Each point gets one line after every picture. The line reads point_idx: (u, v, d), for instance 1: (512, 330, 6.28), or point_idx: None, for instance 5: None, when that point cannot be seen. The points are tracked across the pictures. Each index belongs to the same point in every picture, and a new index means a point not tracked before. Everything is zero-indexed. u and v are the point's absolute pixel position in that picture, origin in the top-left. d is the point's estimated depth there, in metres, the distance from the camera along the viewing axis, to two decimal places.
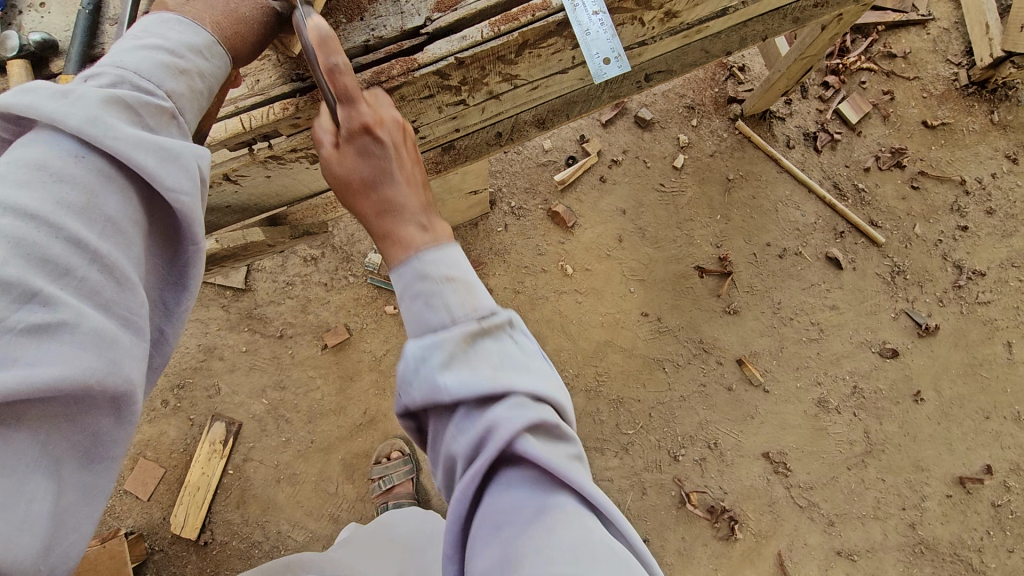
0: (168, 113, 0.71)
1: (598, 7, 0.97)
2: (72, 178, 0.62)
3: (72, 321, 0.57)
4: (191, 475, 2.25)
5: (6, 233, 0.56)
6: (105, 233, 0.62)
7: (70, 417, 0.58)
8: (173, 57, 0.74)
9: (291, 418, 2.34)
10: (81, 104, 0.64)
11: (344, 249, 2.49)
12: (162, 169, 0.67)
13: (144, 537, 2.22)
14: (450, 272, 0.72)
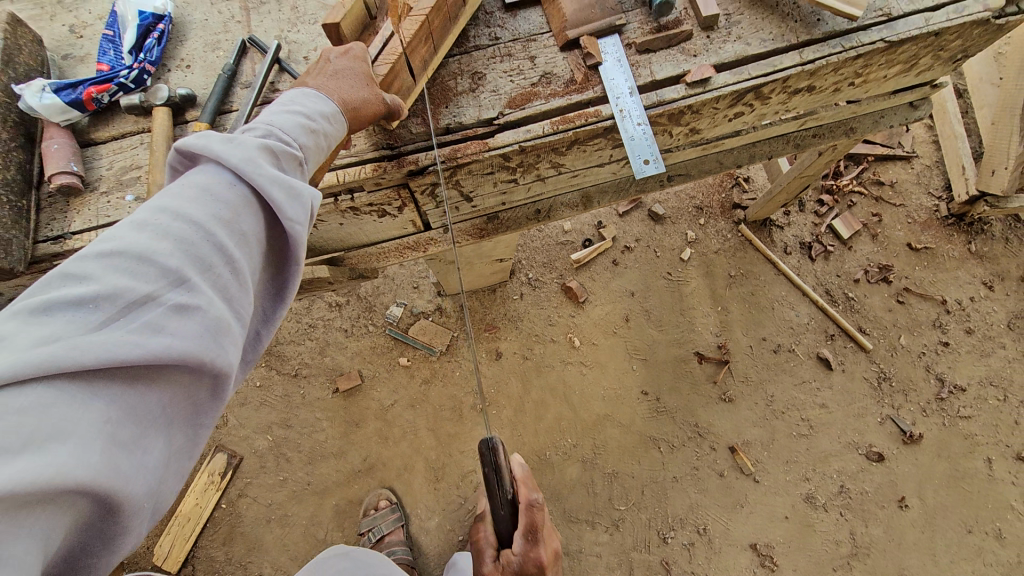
0: (298, 160, 0.89)
1: (642, 120, 1.15)
2: (220, 201, 0.78)
3: (205, 307, 0.70)
4: (184, 506, 2.27)
5: (172, 234, 0.71)
6: (238, 244, 0.78)
7: (189, 386, 0.70)
8: (307, 122, 0.92)
9: (292, 457, 2.38)
10: (240, 147, 0.81)
11: (367, 299, 2.65)
12: (287, 201, 0.82)
13: (124, 564, 2.20)
14: None
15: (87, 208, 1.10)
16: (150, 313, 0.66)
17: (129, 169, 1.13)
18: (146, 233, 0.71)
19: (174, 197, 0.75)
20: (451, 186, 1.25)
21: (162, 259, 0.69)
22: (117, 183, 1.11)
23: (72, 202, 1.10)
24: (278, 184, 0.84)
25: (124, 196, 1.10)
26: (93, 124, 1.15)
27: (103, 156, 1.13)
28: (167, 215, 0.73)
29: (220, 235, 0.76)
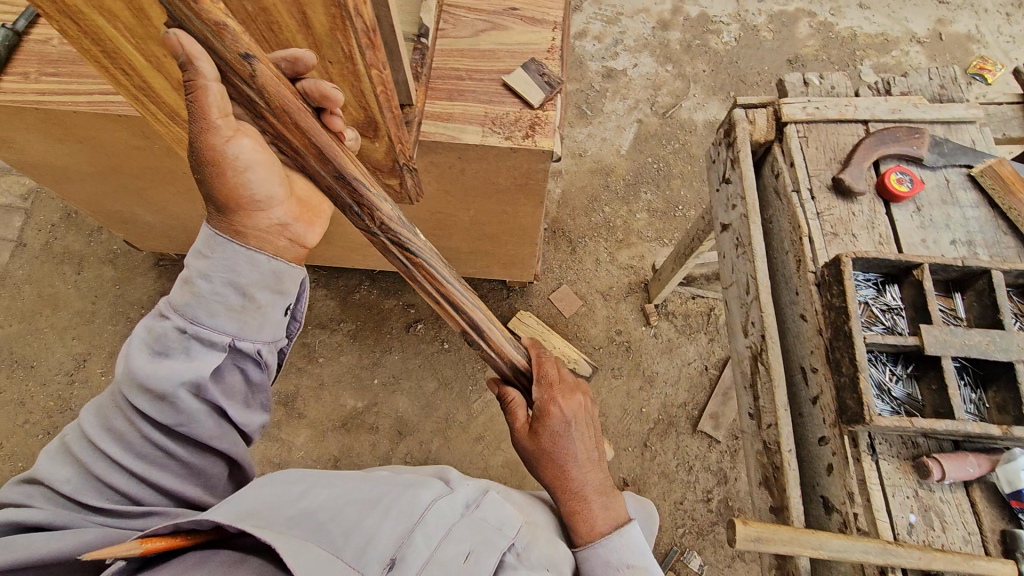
0: (212, 314, 1.05)
1: None
2: (163, 383, 1.00)
3: (127, 465, 1.05)
4: (551, 337, 2.79)
5: (84, 457, 1.04)
6: (152, 401, 1.02)
7: (161, 488, 1.09)
8: (166, 305, 1.06)
9: None
10: (142, 348, 1.03)
11: (708, 532, 2.49)
12: (180, 368, 1.02)
13: (525, 292, 2.91)
14: (630, 560, 1.34)
15: (899, 474, 1.20)
16: (83, 496, 1.03)
17: (939, 516, 1.17)
18: (64, 462, 1.05)
19: (67, 505, 1.03)
20: None
21: (92, 468, 1.04)
22: (924, 505, 1.18)
23: (903, 461, 1.21)
24: (198, 358, 1.04)
25: (913, 512, 1.17)
26: (983, 484, 1.21)
27: (951, 493, 1.19)
28: (84, 449, 1.05)
29: (110, 494, 1.05)
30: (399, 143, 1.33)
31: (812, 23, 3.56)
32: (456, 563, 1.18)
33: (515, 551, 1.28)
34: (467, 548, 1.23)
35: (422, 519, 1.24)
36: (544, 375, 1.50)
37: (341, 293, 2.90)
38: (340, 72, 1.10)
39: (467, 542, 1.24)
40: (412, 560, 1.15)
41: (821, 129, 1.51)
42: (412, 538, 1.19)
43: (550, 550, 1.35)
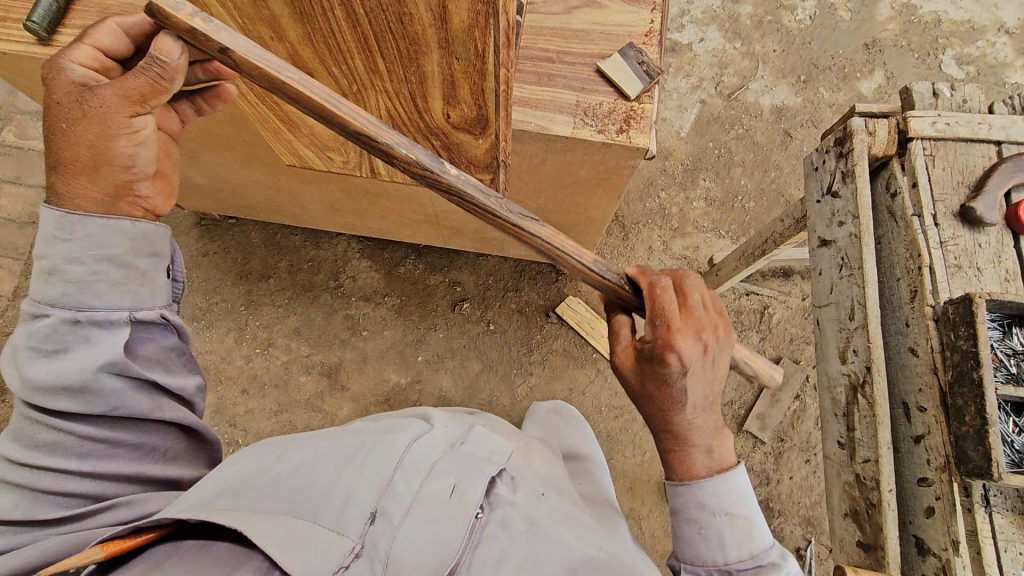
0: (99, 292, 1.08)
1: None
2: (78, 373, 1.03)
3: (74, 470, 1.06)
4: (599, 326, 2.73)
5: (21, 479, 1.03)
6: (73, 397, 1.04)
7: (117, 479, 1.12)
8: (37, 300, 1.06)
9: (613, 420, 2.64)
10: (40, 350, 1.04)
11: None
12: (92, 355, 1.05)
13: (574, 277, 2.83)
14: (733, 509, 1.21)
15: (1010, 531, 1.21)
16: (45, 513, 1.03)
17: None
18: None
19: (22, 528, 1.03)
20: None
21: (40, 487, 1.04)
22: None
23: (1014, 518, 1.22)
24: (101, 341, 1.07)
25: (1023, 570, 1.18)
26: None
27: None
28: (15, 472, 1.03)
29: (68, 502, 1.06)
30: (504, 140, 1.23)
31: (894, 3, 3.30)
32: (443, 495, 1.28)
33: (508, 476, 1.38)
34: (453, 480, 1.31)
35: (396, 464, 1.30)
36: (662, 311, 1.15)
37: (387, 266, 2.83)
38: (465, 69, 0.99)
39: (448, 475, 1.32)
40: (394, 509, 1.22)
41: (950, 147, 1.40)
42: (391, 481, 1.27)
43: (541, 473, 1.43)
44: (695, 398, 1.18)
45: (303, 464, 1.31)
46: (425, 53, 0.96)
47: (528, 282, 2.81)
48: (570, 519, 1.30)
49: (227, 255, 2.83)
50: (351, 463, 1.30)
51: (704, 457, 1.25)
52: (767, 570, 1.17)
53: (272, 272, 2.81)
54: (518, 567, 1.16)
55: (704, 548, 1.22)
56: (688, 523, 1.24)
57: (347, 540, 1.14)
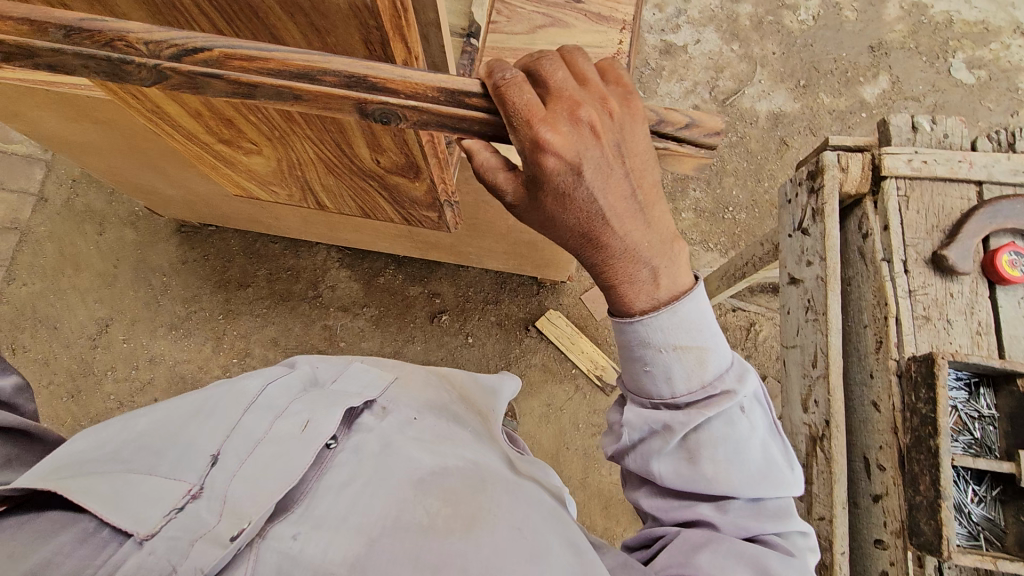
0: None
1: None
2: None
3: None
4: (580, 341, 2.68)
5: None
6: None
7: None
8: None
9: (591, 437, 2.60)
10: None
11: None
12: None
13: (556, 290, 2.76)
14: (681, 342, 0.99)
15: None
16: None
17: None
18: None
19: None
20: None
21: None
22: None
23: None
24: None
25: None
26: None
27: None
28: None
29: None
30: (441, 182, 1.18)
31: (903, 3, 3.14)
32: (296, 432, 1.06)
33: (378, 407, 1.23)
34: (308, 417, 1.09)
35: (245, 407, 1.10)
36: (510, 106, 0.82)
37: (366, 276, 2.79)
38: (383, 123, 0.93)
39: (309, 410, 1.12)
40: (239, 449, 1.02)
41: (927, 187, 1.31)
42: (240, 422, 1.07)
43: (417, 400, 1.34)
44: (610, 200, 0.92)
45: (141, 417, 1.08)
46: (338, 107, 0.91)
47: (510, 294, 2.76)
48: (440, 447, 1.13)
49: (207, 262, 2.81)
50: (193, 415, 1.08)
51: (645, 280, 0.98)
52: (720, 400, 0.99)
53: (252, 281, 2.79)
54: (365, 489, 0.96)
55: (648, 382, 1.03)
56: (640, 371, 1.03)
57: (183, 483, 0.93)
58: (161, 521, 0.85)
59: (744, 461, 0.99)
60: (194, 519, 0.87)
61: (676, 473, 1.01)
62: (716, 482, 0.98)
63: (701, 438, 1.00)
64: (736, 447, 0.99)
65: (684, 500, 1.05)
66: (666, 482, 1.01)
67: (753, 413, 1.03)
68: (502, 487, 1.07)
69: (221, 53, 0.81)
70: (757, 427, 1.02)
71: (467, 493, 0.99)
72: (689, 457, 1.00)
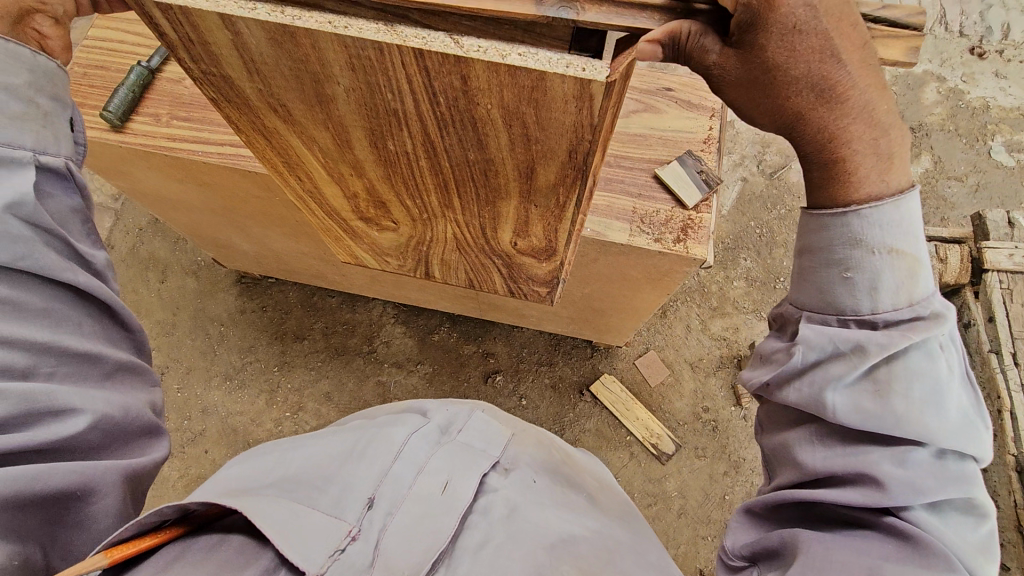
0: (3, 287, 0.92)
1: None
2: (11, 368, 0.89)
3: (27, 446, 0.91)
4: (634, 407, 2.66)
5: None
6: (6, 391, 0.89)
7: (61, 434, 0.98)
8: None
9: (646, 508, 2.54)
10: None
11: None
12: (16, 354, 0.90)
13: (610, 354, 2.77)
14: (895, 244, 0.86)
15: None
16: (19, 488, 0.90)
17: None
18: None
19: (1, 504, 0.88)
20: None
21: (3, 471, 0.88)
22: None
23: None
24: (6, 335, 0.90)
25: None
26: None
27: None
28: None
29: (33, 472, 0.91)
30: (567, 263, 1.22)
31: (940, 88, 3.28)
32: (434, 490, 1.07)
33: (501, 467, 1.22)
34: (447, 476, 1.11)
35: (395, 447, 1.13)
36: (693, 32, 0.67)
37: (421, 333, 2.82)
38: (542, 214, 0.98)
39: (447, 465, 1.13)
40: (390, 499, 1.05)
41: None
42: (389, 471, 1.08)
43: (533, 458, 1.33)
44: (846, 54, 0.73)
45: (301, 447, 1.15)
46: (504, 199, 0.95)
47: (563, 355, 2.77)
48: (565, 515, 1.14)
49: (265, 314, 2.85)
50: (350, 449, 1.14)
51: (872, 168, 0.86)
52: (928, 325, 0.85)
53: (307, 334, 2.82)
54: (502, 552, 0.99)
55: (843, 293, 0.91)
56: (830, 271, 0.91)
57: (344, 523, 0.99)
58: (327, 563, 0.91)
59: (941, 405, 0.84)
60: (352, 567, 0.93)
61: (853, 410, 0.87)
62: (908, 422, 0.84)
63: (894, 368, 0.85)
64: (935, 388, 0.84)
65: (850, 446, 0.90)
66: (842, 416, 0.87)
67: (953, 354, 0.87)
68: (630, 560, 1.09)
69: (414, 150, 0.86)
70: (956, 369, 0.87)
71: (597, 565, 1.02)
72: (878, 390, 0.86)
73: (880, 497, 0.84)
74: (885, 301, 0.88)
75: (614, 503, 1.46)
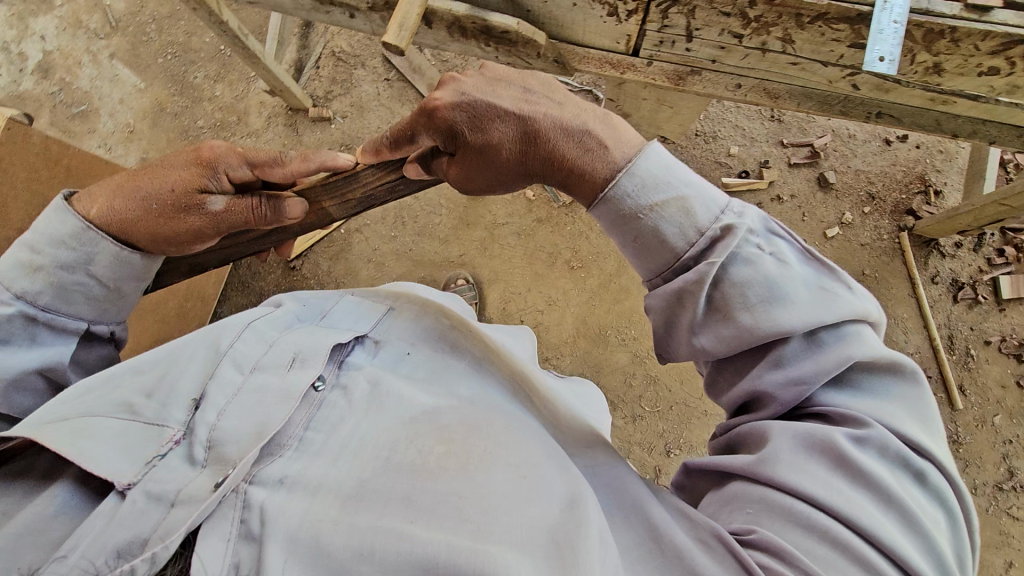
0: None
1: (900, 19, 1.16)
2: None
3: None
4: None
5: None
6: None
7: None
8: None
9: (407, 223, 2.73)
10: None
11: None
12: None
13: None
14: (655, 198, 0.98)
15: None
16: None
17: None
18: None
19: None
20: (684, 12, 1.34)
21: None
22: None
23: None
24: None
25: None
26: None
27: None
28: None
29: None
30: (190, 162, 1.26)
31: None
32: (280, 368, 1.16)
33: (371, 342, 1.31)
34: (294, 354, 1.19)
35: (235, 334, 1.21)
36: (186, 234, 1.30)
37: None
38: None
39: (301, 343, 1.21)
40: (218, 396, 1.09)
41: None
42: (216, 369, 1.14)
43: (417, 329, 1.37)
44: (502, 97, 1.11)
45: (147, 354, 1.21)
46: None
47: (256, 279, 2.73)
48: (437, 392, 1.20)
49: None
50: (217, 348, 1.18)
51: (594, 152, 1.04)
52: (726, 238, 0.93)
53: None
54: (351, 431, 1.07)
55: (643, 232, 0.99)
56: (625, 230, 1.01)
57: (167, 429, 1.05)
58: (143, 471, 0.98)
59: (782, 303, 0.90)
60: (172, 466, 1.00)
61: (720, 339, 0.95)
62: (757, 335, 0.90)
63: (724, 290, 0.93)
64: (769, 286, 0.91)
65: (741, 369, 0.96)
66: (713, 351, 0.96)
67: (777, 246, 0.94)
68: (499, 425, 1.11)
69: None
70: (788, 256, 0.93)
71: (472, 437, 1.06)
72: (722, 315, 0.94)
73: (776, 404, 0.91)
74: (666, 223, 0.97)
75: (515, 358, 1.43)
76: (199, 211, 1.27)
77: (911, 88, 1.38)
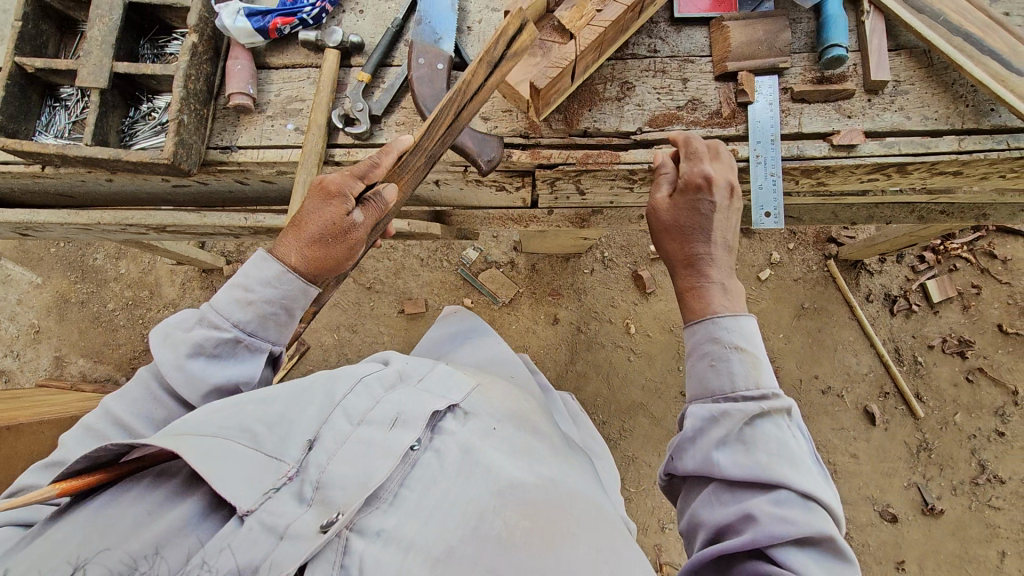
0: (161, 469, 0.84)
1: (776, 171, 1.16)
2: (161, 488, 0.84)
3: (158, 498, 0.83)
4: None
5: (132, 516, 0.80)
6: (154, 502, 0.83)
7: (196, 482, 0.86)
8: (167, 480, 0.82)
9: (350, 359, 2.63)
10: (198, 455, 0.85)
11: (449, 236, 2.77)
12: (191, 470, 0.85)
13: None
14: (739, 342, 0.95)
15: (252, 128, 1.23)
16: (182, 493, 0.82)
17: (294, 100, 1.24)
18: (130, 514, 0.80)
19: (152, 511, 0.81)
20: (571, 181, 1.32)
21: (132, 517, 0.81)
22: (283, 111, 1.23)
23: (241, 119, 1.23)
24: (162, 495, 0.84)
25: (287, 125, 1.23)
26: (270, 49, 1.26)
27: (274, 82, 1.25)
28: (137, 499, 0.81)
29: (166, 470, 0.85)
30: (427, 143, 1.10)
31: None
32: (380, 428, 0.94)
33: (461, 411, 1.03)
34: (397, 413, 0.97)
35: (348, 386, 1.01)
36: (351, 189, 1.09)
37: None
38: None
39: (402, 401, 0.99)
40: (328, 447, 0.90)
41: None
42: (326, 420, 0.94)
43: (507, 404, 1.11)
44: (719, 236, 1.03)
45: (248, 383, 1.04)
46: None
47: None
48: (535, 457, 1.01)
49: None
50: (330, 397, 0.98)
51: (722, 292, 1.00)
52: (773, 403, 0.90)
53: None
54: (432, 511, 0.86)
55: (714, 381, 0.94)
56: (701, 363, 0.96)
57: (282, 464, 0.87)
58: (259, 500, 0.81)
59: (793, 461, 0.85)
60: (286, 505, 0.83)
61: (736, 464, 0.86)
62: (777, 467, 0.84)
63: (757, 430, 0.88)
64: (786, 451, 0.86)
65: (736, 493, 0.87)
66: (725, 468, 0.87)
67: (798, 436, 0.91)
68: (604, 523, 0.95)
69: None
70: (806, 451, 0.89)
71: (551, 510, 0.89)
72: (745, 447, 0.87)
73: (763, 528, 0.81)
74: (735, 367, 0.93)
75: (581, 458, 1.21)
76: (357, 228, 1.10)
77: (800, 195, 1.40)
